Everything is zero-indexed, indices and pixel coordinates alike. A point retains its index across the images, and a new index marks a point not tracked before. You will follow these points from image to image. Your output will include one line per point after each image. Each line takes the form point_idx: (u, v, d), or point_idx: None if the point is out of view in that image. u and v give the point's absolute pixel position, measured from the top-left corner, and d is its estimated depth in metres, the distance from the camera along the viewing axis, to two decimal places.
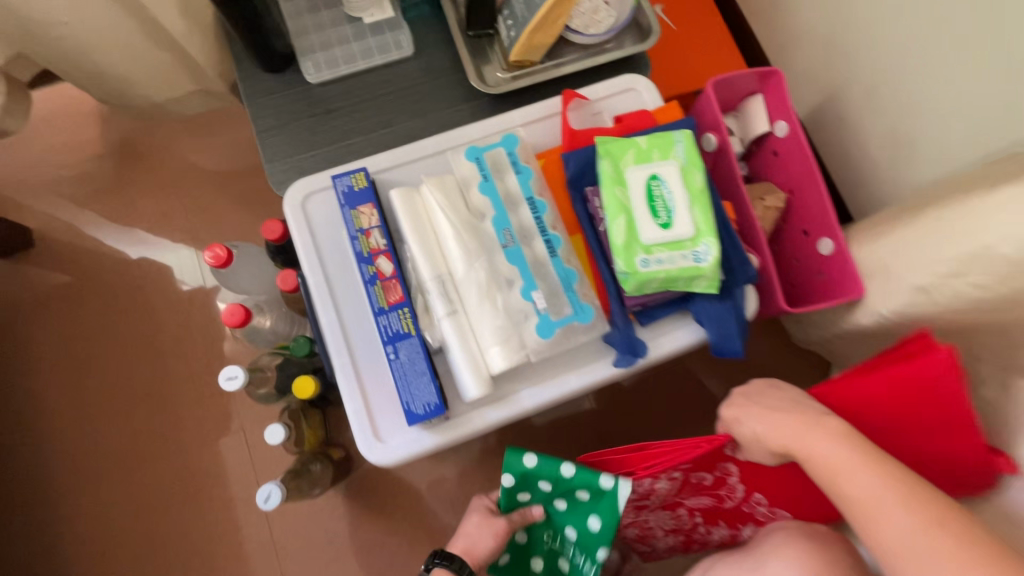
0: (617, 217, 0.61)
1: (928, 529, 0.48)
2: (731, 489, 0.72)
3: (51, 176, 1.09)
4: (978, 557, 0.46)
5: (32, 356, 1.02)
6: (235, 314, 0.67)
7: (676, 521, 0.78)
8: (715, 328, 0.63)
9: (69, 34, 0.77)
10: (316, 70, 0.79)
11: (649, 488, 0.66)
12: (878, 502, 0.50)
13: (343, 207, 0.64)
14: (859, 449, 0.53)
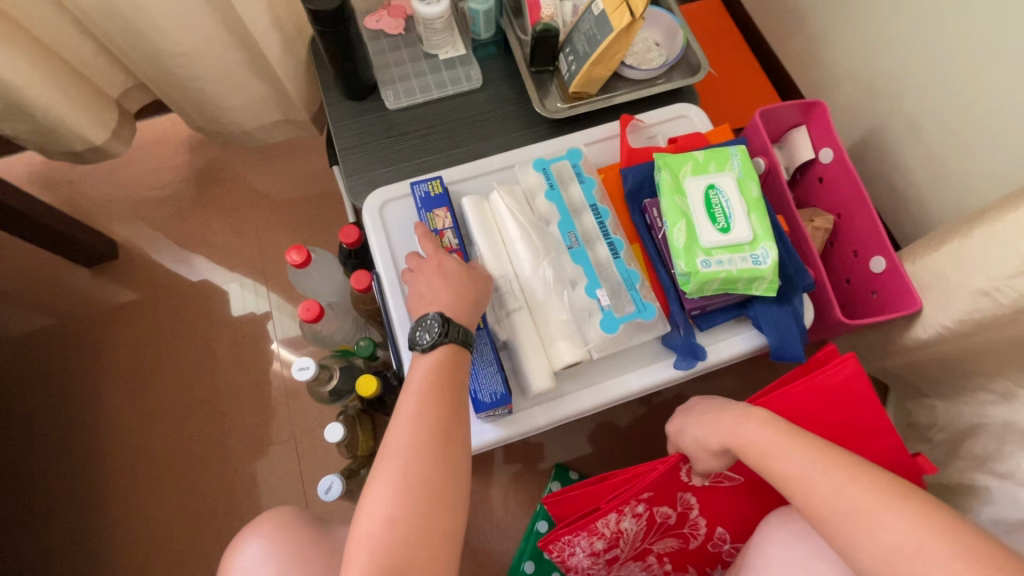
0: (677, 222, 0.66)
1: (851, 488, 0.49)
2: (695, 526, 0.71)
3: (137, 198, 1.21)
4: (898, 499, 0.47)
5: (120, 357, 1.12)
6: (310, 310, 0.75)
7: (649, 569, 0.74)
8: (774, 331, 0.67)
9: (187, 65, 0.88)
10: (396, 99, 0.88)
11: (614, 531, 0.64)
12: (799, 471, 0.52)
13: (419, 210, 0.71)
14: (783, 429, 0.55)
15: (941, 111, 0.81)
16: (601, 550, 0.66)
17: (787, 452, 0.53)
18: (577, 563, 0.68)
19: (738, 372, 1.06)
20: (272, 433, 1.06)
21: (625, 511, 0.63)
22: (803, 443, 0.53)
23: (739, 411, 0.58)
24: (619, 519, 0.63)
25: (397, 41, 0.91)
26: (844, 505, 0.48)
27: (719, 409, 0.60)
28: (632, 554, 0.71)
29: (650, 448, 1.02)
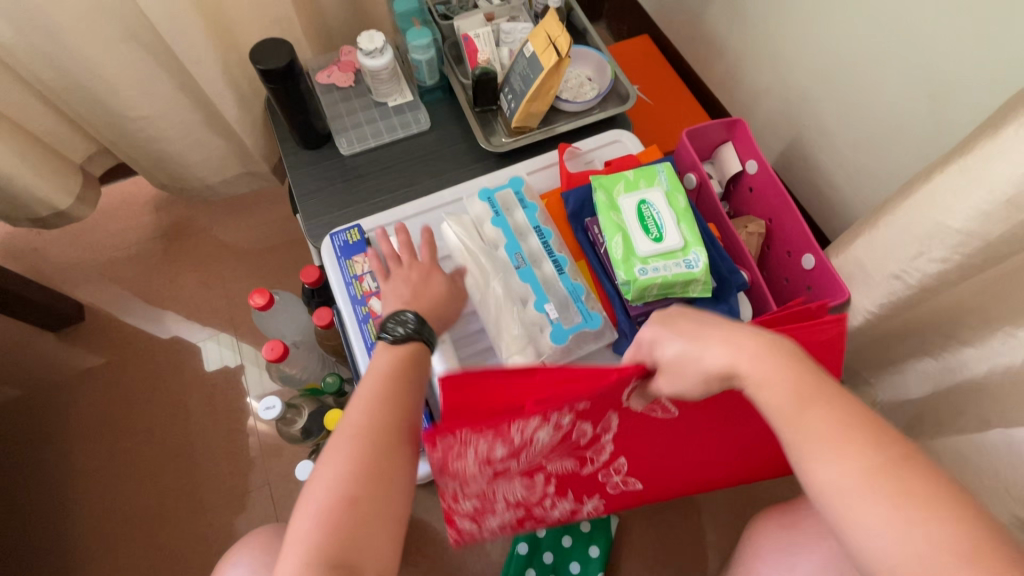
0: (615, 235, 0.71)
1: (870, 481, 0.41)
2: (597, 452, 0.63)
3: (103, 260, 1.23)
4: (924, 502, 0.40)
5: (89, 419, 1.11)
6: (274, 350, 0.77)
7: (537, 493, 0.65)
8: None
9: (146, 126, 0.92)
10: (349, 144, 0.93)
11: (526, 438, 0.52)
12: (829, 446, 0.43)
13: (338, 258, 0.75)
14: (809, 385, 0.46)
15: (846, 118, 0.89)
16: (493, 457, 0.53)
17: (809, 421, 0.44)
18: (455, 465, 0.53)
19: None
20: (248, 481, 1.05)
21: (553, 423, 0.53)
22: (837, 415, 0.44)
23: (763, 349, 0.47)
24: (537, 431, 0.52)
25: (348, 92, 0.97)
26: (870, 500, 0.40)
27: (726, 330, 0.49)
28: (529, 473, 0.61)
29: None
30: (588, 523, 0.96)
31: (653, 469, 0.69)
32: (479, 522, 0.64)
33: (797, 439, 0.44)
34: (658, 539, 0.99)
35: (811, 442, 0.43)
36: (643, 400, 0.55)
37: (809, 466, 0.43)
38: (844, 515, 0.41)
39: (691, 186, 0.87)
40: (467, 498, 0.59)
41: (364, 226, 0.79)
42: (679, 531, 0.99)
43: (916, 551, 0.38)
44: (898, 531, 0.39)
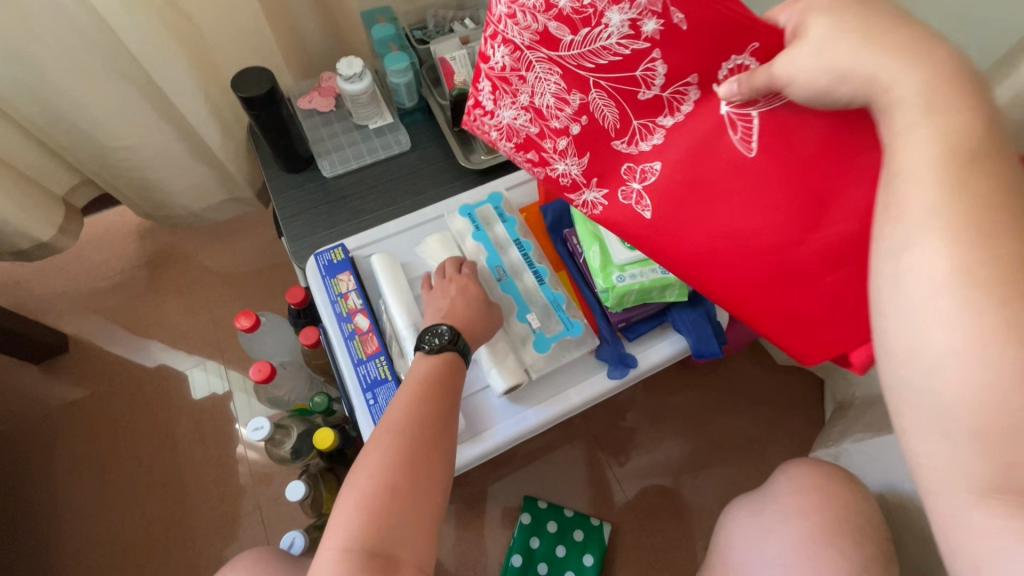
0: (592, 246, 0.73)
1: (990, 311, 0.30)
2: (643, 132, 0.47)
3: (88, 290, 1.22)
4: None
5: (74, 451, 1.09)
6: (262, 371, 0.77)
7: (545, 128, 0.49)
8: (693, 332, 0.73)
9: (131, 156, 0.94)
10: (332, 167, 0.95)
11: (597, 11, 0.41)
12: (973, 225, 0.31)
13: (323, 277, 0.77)
14: (964, 183, 0.31)
15: None
16: (548, 40, 0.44)
17: (964, 184, 0.31)
18: (508, 34, 0.44)
19: (687, 383, 1.13)
20: (238, 506, 1.04)
21: (635, 24, 0.41)
22: (1011, 195, 0.31)
23: (931, 72, 0.33)
24: (609, 25, 0.41)
25: (329, 116, 0.99)
26: (974, 318, 0.30)
27: (908, 32, 0.34)
28: (568, 81, 0.46)
29: (618, 467, 1.06)
30: (581, 532, 0.98)
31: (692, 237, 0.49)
32: (490, 108, 0.50)
33: (927, 201, 0.32)
34: (651, 545, 0.99)
35: (945, 213, 0.31)
36: (737, 89, 0.40)
37: (919, 239, 0.32)
38: (930, 321, 0.31)
39: None
40: (499, 95, 0.48)
41: (348, 245, 0.81)
42: (672, 536, 1.00)
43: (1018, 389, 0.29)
44: (1013, 360, 0.29)
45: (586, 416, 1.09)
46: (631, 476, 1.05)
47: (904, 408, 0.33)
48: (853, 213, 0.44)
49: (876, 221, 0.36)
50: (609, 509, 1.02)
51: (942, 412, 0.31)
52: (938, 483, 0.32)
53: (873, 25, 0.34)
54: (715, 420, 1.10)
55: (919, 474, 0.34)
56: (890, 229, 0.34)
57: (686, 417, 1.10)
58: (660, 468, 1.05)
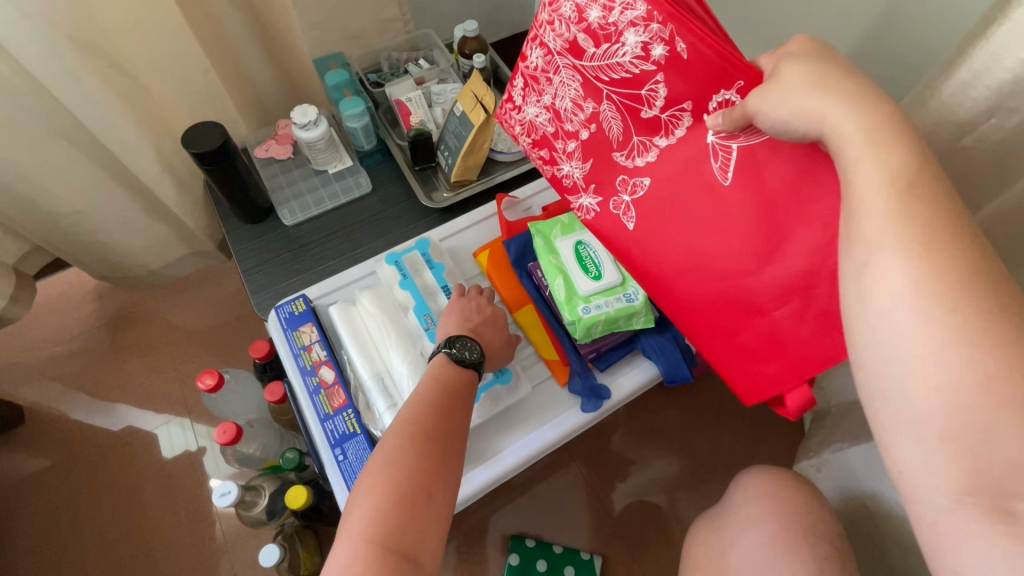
0: (557, 278, 0.71)
1: (951, 322, 0.32)
2: (632, 150, 0.55)
3: (47, 356, 1.18)
4: (973, 382, 0.32)
5: (35, 530, 1.03)
6: (227, 432, 0.74)
7: (562, 129, 0.59)
8: (662, 358, 0.73)
9: (82, 219, 0.91)
10: (292, 214, 0.94)
11: (617, 30, 0.47)
12: (921, 245, 0.34)
13: (285, 330, 0.75)
14: (923, 219, 0.34)
15: None
16: (576, 55, 0.52)
17: (915, 211, 0.34)
18: (546, 39, 0.54)
19: (668, 402, 1.13)
20: (214, 572, 0.99)
21: (644, 45, 0.46)
22: (955, 224, 0.34)
23: (872, 123, 0.37)
24: (625, 46, 0.47)
25: (287, 164, 0.98)
26: (928, 325, 0.33)
27: (857, 87, 0.38)
28: (586, 92, 0.54)
29: (605, 496, 1.04)
30: (571, 569, 0.96)
31: (666, 250, 0.56)
32: (522, 104, 0.62)
33: (881, 228, 0.35)
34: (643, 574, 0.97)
35: (906, 238, 0.34)
36: (720, 123, 0.44)
37: (879, 260, 0.35)
38: (894, 335, 0.34)
39: None
40: (535, 93, 0.60)
41: (309, 295, 0.79)
42: (664, 563, 0.98)
43: (968, 388, 0.32)
44: (964, 365, 0.32)
45: (569, 445, 1.08)
46: (619, 504, 1.03)
47: (879, 415, 0.36)
48: (805, 254, 0.47)
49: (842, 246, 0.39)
50: (599, 540, 1.00)
51: (911, 417, 0.34)
52: (916, 489, 0.34)
53: (828, 75, 0.39)
54: (698, 437, 1.09)
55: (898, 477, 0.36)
56: (853, 253, 0.37)
57: (669, 438, 1.09)
58: (647, 493, 1.04)
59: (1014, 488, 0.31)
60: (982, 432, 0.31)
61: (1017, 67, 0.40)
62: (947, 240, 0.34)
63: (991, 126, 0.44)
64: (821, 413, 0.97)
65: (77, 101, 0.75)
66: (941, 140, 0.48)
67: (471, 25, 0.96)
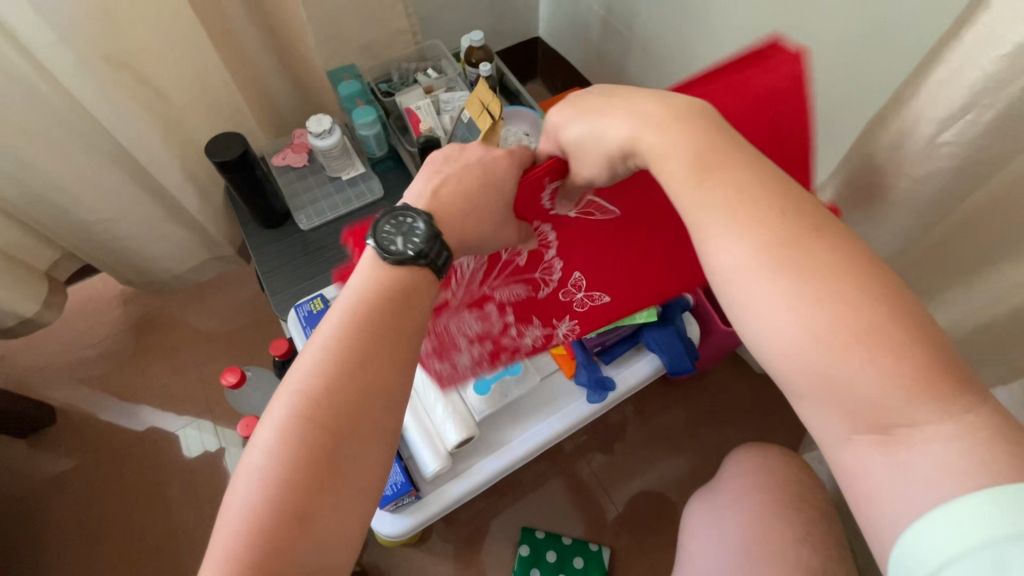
0: None
1: (773, 281, 0.36)
2: (556, 304, 0.62)
3: (75, 359, 1.23)
4: (818, 336, 0.35)
5: (66, 526, 1.08)
6: (250, 426, 0.78)
7: (499, 343, 0.62)
8: (665, 351, 0.75)
9: (110, 227, 0.96)
10: (308, 219, 0.99)
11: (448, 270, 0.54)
12: (742, 222, 0.38)
13: (304, 327, 0.79)
14: (730, 200, 0.39)
15: None
16: (480, 295, 0.57)
17: (714, 189, 0.40)
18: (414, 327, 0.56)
19: (673, 397, 1.15)
20: None
21: (516, 252, 0.55)
22: (753, 198, 0.39)
23: (666, 117, 0.42)
24: (496, 267, 0.56)
25: (303, 171, 1.02)
26: (767, 288, 0.36)
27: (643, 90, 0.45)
28: (501, 307, 0.60)
29: (613, 489, 1.06)
30: (580, 559, 0.99)
31: (622, 274, 0.62)
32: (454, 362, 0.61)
33: (707, 223, 0.39)
34: (651, 565, 0.99)
35: (728, 216, 0.39)
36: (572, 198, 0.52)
37: (719, 239, 0.39)
38: (746, 315, 0.38)
39: None
40: (460, 349, 0.61)
41: (326, 295, 0.83)
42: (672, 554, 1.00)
43: (812, 342, 0.35)
44: (804, 320, 0.35)
45: (577, 441, 1.11)
46: (626, 497, 1.05)
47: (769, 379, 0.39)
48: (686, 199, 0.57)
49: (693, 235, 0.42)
50: (607, 532, 1.02)
51: (787, 376, 0.37)
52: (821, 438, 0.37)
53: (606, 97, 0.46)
54: (704, 431, 1.12)
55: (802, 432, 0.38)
56: (700, 243, 0.40)
57: (674, 433, 1.12)
58: (654, 487, 1.06)
59: (893, 418, 0.33)
60: (833, 372, 0.34)
61: (987, 67, 0.43)
62: (754, 203, 0.39)
63: (967, 122, 0.47)
64: None
65: (108, 115, 0.79)
66: (919, 138, 0.51)
67: (477, 35, 1.00)
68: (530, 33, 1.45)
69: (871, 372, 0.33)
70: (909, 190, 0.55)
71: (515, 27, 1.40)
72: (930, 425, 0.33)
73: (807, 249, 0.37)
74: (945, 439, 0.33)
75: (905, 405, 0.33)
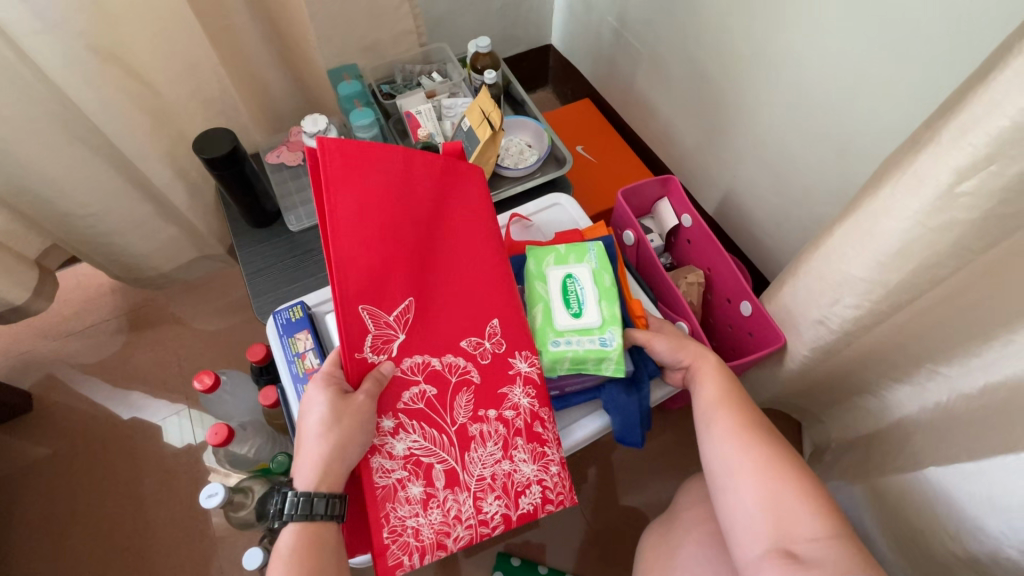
0: (536, 306, 0.68)
1: (739, 434, 0.57)
2: (479, 414, 0.58)
3: (58, 345, 1.21)
4: (768, 472, 0.53)
5: (36, 517, 1.06)
6: (219, 434, 0.75)
7: (478, 491, 0.56)
8: (618, 416, 0.67)
9: (95, 220, 0.94)
10: (298, 221, 0.96)
11: (417, 497, 0.54)
12: (723, 402, 0.60)
13: (281, 336, 0.75)
14: (720, 382, 0.62)
15: (768, 166, 0.97)
16: (416, 497, 0.53)
17: (720, 382, 0.62)
18: (464, 518, 0.55)
19: (664, 424, 1.11)
20: (206, 566, 1.01)
21: (390, 451, 0.53)
22: (736, 388, 0.62)
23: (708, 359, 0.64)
24: (396, 470, 0.53)
25: (297, 170, 1.00)
26: (738, 441, 0.56)
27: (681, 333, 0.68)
28: (445, 474, 0.55)
29: (594, 518, 1.02)
30: None
31: (488, 286, 0.62)
32: (516, 465, 0.58)
33: (708, 395, 0.61)
34: None
35: (716, 394, 0.61)
36: (386, 318, 0.54)
37: (705, 408, 0.61)
38: (718, 455, 0.57)
39: (630, 242, 0.94)
40: (459, 534, 0.54)
41: (307, 301, 0.80)
42: None
43: (766, 474, 0.53)
44: (760, 460, 0.54)
45: None
46: (608, 526, 1.02)
47: (722, 504, 0.55)
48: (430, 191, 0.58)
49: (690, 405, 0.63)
50: (586, 563, 0.98)
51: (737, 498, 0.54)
52: (742, 542, 0.52)
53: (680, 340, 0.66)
54: (692, 460, 1.08)
55: (734, 542, 0.53)
56: (697, 405, 0.62)
57: (661, 461, 1.08)
58: (634, 519, 1.03)
59: (800, 536, 0.50)
60: (778, 497, 0.52)
61: (1016, 115, 0.40)
62: (733, 388, 0.61)
63: (989, 174, 0.43)
64: (819, 446, 0.95)
65: (92, 108, 0.77)
66: (936, 185, 0.47)
67: (484, 41, 0.97)
68: (542, 40, 1.42)
69: (798, 505, 0.51)
70: (922, 238, 0.51)
71: (527, 33, 1.37)
72: (825, 544, 0.49)
73: (769, 431, 0.58)
74: (833, 560, 0.48)
75: (815, 536, 0.49)
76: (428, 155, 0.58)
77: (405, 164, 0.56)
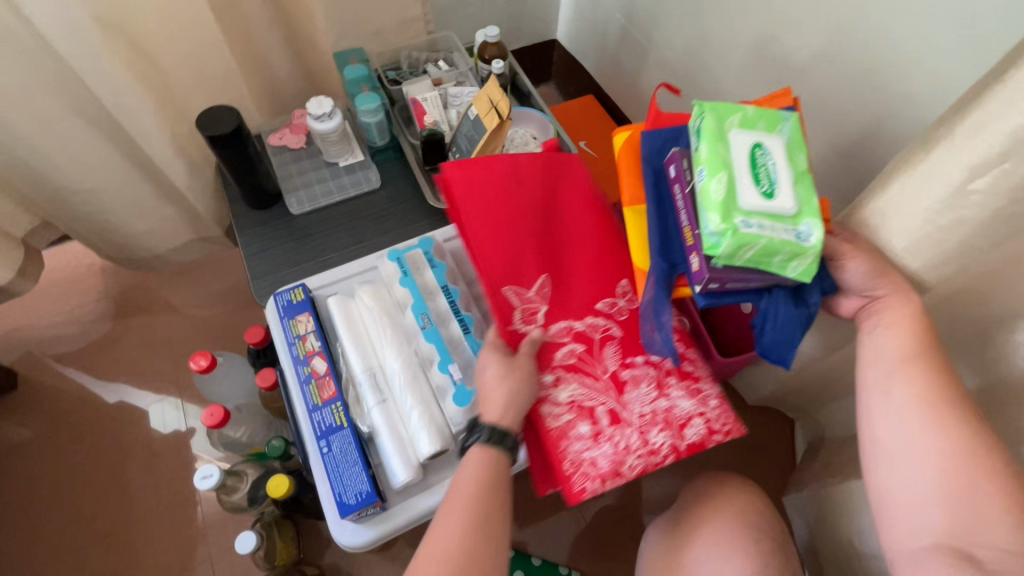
0: (717, 173, 0.50)
1: (937, 418, 0.50)
2: (628, 362, 0.65)
3: (44, 326, 1.18)
4: (970, 467, 0.48)
5: (18, 499, 1.03)
6: (214, 416, 0.74)
7: (643, 425, 0.62)
8: (776, 330, 0.56)
9: (90, 197, 0.92)
10: (299, 204, 0.95)
11: (592, 433, 0.61)
12: (922, 373, 0.52)
13: (282, 318, 0.74)
14: (917, 343, 0.53)
15: None
16: (587, 433, 0.61)
17: (916, 343, 0.53)
18: (635, 448, 0.61)
19: None
20: (193, 553, 0.99)
21: (556, 398, 0.62)
22: (934, 347, 0.53)
23: (902, 293, 0.54)
24: (564, 414, 0.61)
25: (300, 153, 0.99)
26: (937, 426, 0.50)
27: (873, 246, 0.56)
28: (609, 413, 0.62)
29: (588, 511, 1.02)
30: None
31: (610, 254, 0.72)
32: (671, 402, 0.64)
33: (903, 357, 0.53)
34: None
35: (908, 359, 0.53)
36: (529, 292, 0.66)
37: (895, 376, 0.53)
38: (907, 439, 0.51)
39: None
40: (632, 463, 0.60)
41: (309, 284, 0.79)
42: None
43: (962, 470, 0.48)
44: (961, 455, 0.49)
45: None
46: (601, 520, 1.02)
47: (892, 487, 0.52)
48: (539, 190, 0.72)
49: (868, 363, 0.56)
50: (578, 556, 0.99)
51: (919, 492, 0.50)
52: (911, 533, 0.50)
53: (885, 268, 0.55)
54: (686, 457, 1.09)
55: (892, 522, 0.52)
56: (884, 368, 0.54)
57: None
58: (627, 513, 1.03)
59: (983, 540, 0.47)
60: (970, 498, 0.48)
61: None
62: (932, 350, 0.53)
63: (1001, 172, 0.45)
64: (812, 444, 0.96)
65: (95, 80, 0.76)
66: (948, 184, 0.48)
67: (492, 30, 0.97)
68: (547, 35, 1.42)
69: (994, 507, 0.47)
70: (930, 236, 0.52)
71: (532, 28, 1.37)
72: (1017, 554, 0.46)
73: (969, 409, 0.51)
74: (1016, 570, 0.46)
75: (1006, 542, 0.46)
76: (532, 159, 0.73)
77: (514, 176, 0.72)
